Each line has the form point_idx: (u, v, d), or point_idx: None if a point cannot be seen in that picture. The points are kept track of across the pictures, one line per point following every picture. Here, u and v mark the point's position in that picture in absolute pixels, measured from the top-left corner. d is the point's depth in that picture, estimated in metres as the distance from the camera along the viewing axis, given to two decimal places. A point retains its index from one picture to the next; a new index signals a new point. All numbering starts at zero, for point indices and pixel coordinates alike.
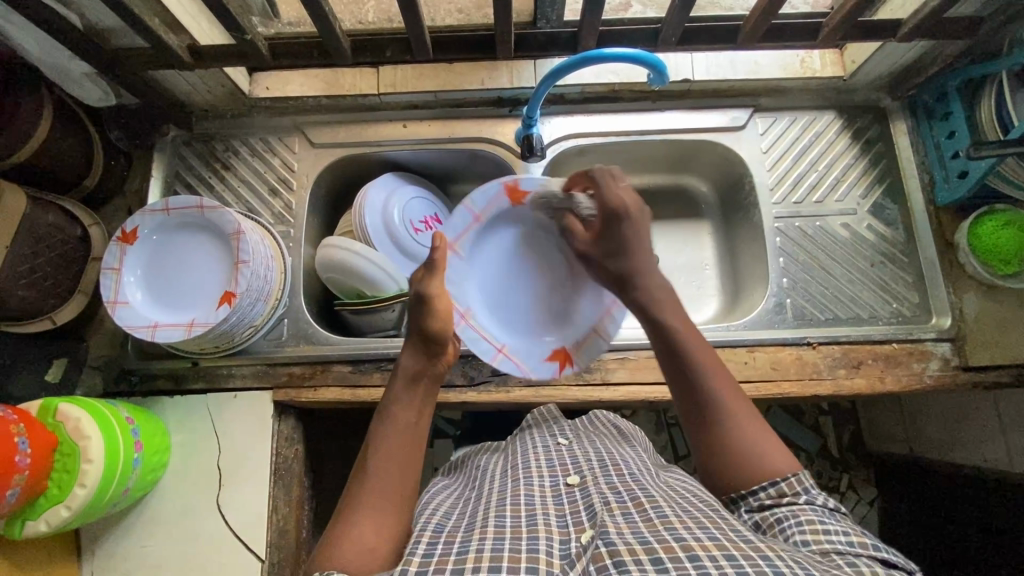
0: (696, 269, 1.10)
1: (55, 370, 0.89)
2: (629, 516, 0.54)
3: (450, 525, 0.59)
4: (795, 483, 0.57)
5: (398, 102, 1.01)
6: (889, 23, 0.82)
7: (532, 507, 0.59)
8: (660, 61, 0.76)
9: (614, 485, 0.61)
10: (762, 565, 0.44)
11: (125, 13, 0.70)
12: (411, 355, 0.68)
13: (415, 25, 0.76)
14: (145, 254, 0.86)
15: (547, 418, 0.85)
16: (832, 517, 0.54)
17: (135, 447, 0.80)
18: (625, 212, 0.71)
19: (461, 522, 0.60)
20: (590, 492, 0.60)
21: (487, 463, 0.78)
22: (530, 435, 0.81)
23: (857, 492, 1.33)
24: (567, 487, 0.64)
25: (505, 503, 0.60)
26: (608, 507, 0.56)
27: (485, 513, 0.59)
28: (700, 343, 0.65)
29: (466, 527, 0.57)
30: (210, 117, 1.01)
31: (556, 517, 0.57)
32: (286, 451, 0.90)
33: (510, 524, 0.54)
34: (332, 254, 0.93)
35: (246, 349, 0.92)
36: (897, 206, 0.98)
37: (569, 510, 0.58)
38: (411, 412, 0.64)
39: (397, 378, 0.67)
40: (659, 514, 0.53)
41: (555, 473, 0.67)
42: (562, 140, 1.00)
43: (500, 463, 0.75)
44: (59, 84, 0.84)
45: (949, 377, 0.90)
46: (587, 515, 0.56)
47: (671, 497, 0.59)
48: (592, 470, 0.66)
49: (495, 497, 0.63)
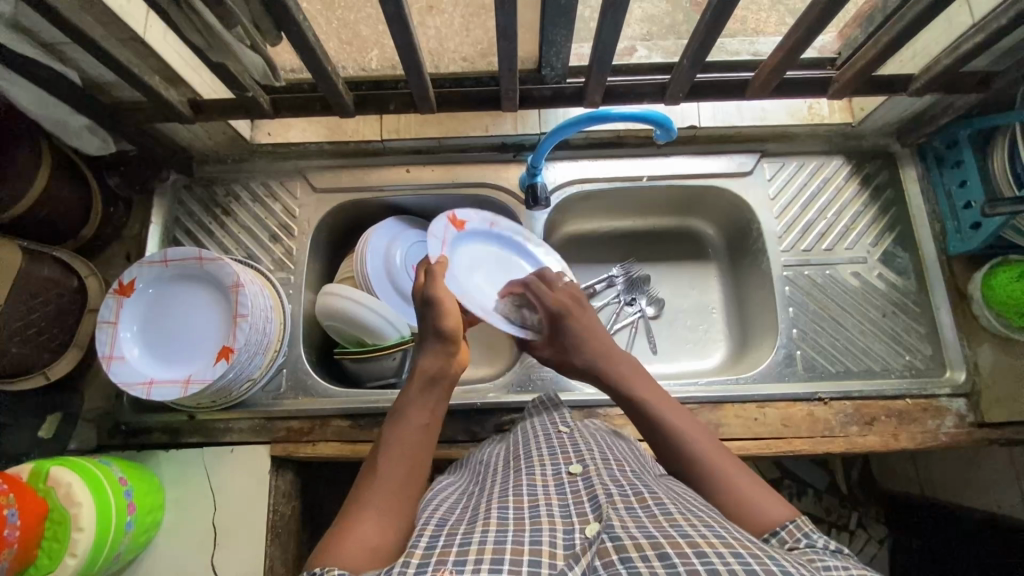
0: (703, 313, 1.07)
1: (48, 425, 0.88)
2: (634, 511, 0.49)
3: (454, 519, 0.53)
4: (794, 529, 0.51)
5: (401, 148, 1.00)
6: (900, 78, 0.81)
7: (535, 497, 0.52)
8: (666, 118, 0.78)
9: (616, 478, 0.55)
10: (772, 568, 0.40)
11: (127, 75, 0.69)
12: (429, 355, 0.68)
13: (420, 82, 0.75)
14: (141, 308, 0.84)
15: (550, 403, 0.76)
16: (833, 558, 0.48)
17: (128, 509, 0.78)
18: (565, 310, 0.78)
19: (464, 515, 0.53)
20: (593, 482, 0.53)
21: (490, 456, 0.69)
22: (530, 423, 0.72)
23: (867, 530, 1.22)
24: (569, 476, 0.56)
25: (506, 495, 0.54)
26: (612, 500, 0.50)
27: (487, 506, 0.52)
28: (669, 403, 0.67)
29: (468, 520, 0.51)
30: (211, 162, 1.00)
31: (558, 507, 0.51)
32: (283, 508, 0.88)
33: (513, 516, 0.49)
34: (336, 301, 0.91)
35: (243, 402, 0.90)
36: (908, 254, 0.96)
37: (573, 499, 0.52)
38: (423, 414, 0.64)
39: (413, 380, 0.67)
40: (663, 512, 0.48)
41: (556, 461, 0.59)
42: (566, 185, 0.99)
43: (502, 455, 0.66)
44: (58, 136, 0.82)
45: (964, 434, 0.88)
46: (591, 507, 0.50)
47: (675, 496, 0.53)
48: (595, 460, 0.58)
49: (496, 489, 0.56)
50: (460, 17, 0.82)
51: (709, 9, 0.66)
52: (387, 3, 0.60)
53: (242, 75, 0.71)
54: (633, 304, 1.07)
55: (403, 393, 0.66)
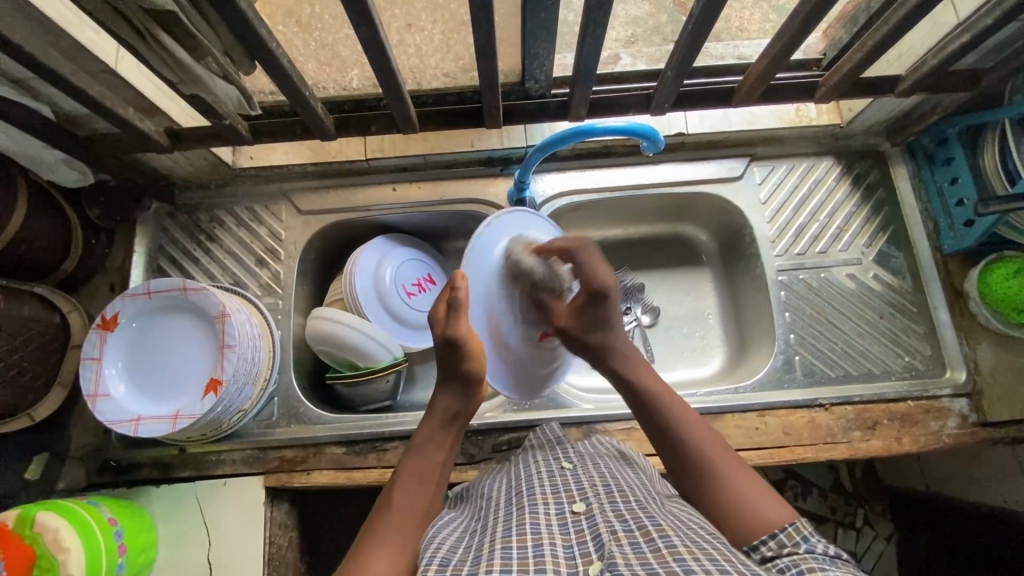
0: (700, 318, 1.06)
1: (35, 466, 0.87)
2: (638, 548, 0.47)
3: (457, 558, 0.51)
4: (794, 533, 0.52)
5: (387, 167, 0.98)
6: (885, 81, 0.81)
7: (537, 535, 0.50)
8: (652, 129, 0.77)
9: (620, 513, 0.53)
10: None
11: (100, 110, 0.67)
12: (448, 392, 0.67)
13: (401, 105, 0.74)
14: (125, 342, 0.82)
15: (552, 439, 0.73)
16: (833, 565, 0.48)
17: (118, 552, 0.75)
18: (606, 293, 0.73)
19: (467, 554, 0.51)
20: (595, 519, 0.52)
21: (493, 488, 0.67)
22: (533, 456, 0.70)
23: (873, 528, 1.18)
24: (573, 516, 0.54)
25: (509, 533, 0.52)
26: (615, 537, 0.49)
27: (490, 546, 0.51)
28: (678, 401, 0.66)
29: (472, 560, 0.49)
30: (194, 188, 0.98)
31: (562, 547, 0.49)
32: (280, 540, 0.87)
33: (517, 556, 0.48)
34: (329, 327, 0.88)
35: (235, 433, 0.88)
36: (902, 253, 0.95)
37: (576, 539, 0.50)
38: (439, 452, 0.64)
39: (430, 416, 0.67)
40: (667, 544, 0.47)
41: (560, 498, 0.57)
42: (555, 198, 0.98)
43: (505, 489, 0.64)
44: (32, 170, 0.81)
45: (968, 436, 0.87)
46: (594, 545, 0.49)
47: (678, 525, 0.52)
48: (597, 496, 0.56)
49: (500, 527, 0.54)
50: (440, 34, 0.85)
51: (692, 18, 0.64)
52: (361, 29, 0.58)
53: (218, 104, 0.69)
54: (628, 313, 1.04)
55: (422, 426, 0.66)
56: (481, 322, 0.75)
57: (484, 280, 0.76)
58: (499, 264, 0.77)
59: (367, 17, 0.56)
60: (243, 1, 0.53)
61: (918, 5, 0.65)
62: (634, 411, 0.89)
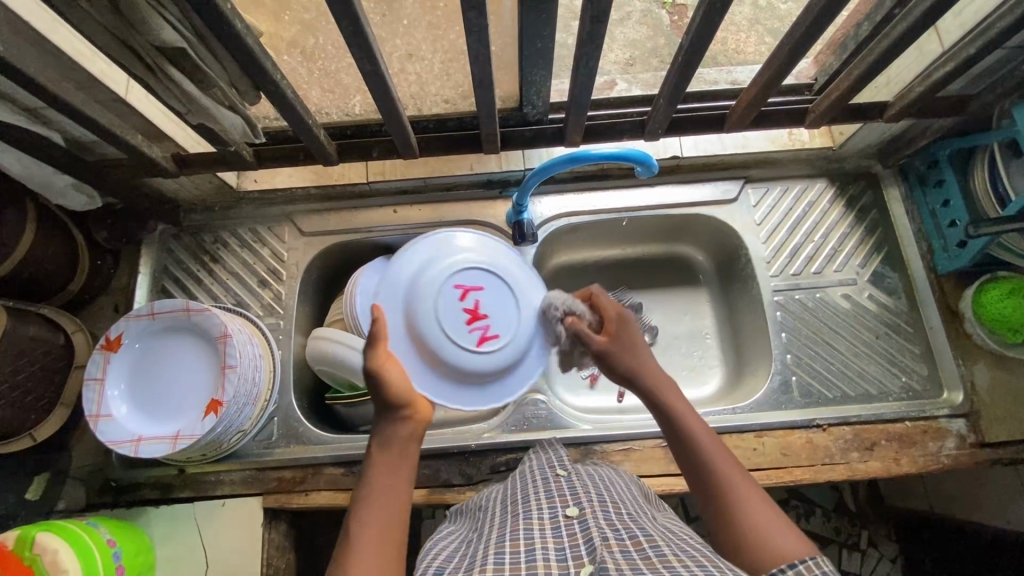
0: (697, 338, 1.07)
1: (36, 486, 0.88)
2: (628, 552, 0.47)
3: (453, 566, 0.51)
4: (812, 565, 0.47)
5: (387, 189, 1.00)
6: (874, 107, 0.83)
7: (530, 541, 0.51)
8: (644, 154, 0.78)
9: (613, 521, 0.53)
10: None
11: (110, 138, 0.69)
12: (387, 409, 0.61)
13: (400, 134, 0.76)
14: (128, 363, 0.83)
15: (551, 450, 0.73)
16: None
17: (117, 572, 0.75)
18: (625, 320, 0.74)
19: (462, 562, 0.52)
20: (588, 524, 0.52)
21: (490, 499, 0.67)
22: (529, 466, 0.71)
23: (878, 549, 1.18)
24: (566, 519, 0.54)
25: (504, 539, 0.52)
26: (607, 542, 0.49)
27: (485, 551, 0.51)
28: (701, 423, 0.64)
29: (466, 566, 0.49)
30: (199, 210, 1.00)
31: (554, 549, 0.49)
32: (277, 561, 0.86)
33: (509, 560, 0.48)
34: (328, 347, 0.89)
35: (234, 453, 0.89)
36: (897, 274, 0.96)
37: (568, 542, 0.50)
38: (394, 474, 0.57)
39: (376, 442, 0.60)
40: (657, 553, 0.47)
41: (554, 504, 0.57)
42: (553, 219, 1.00)
43: (502, 498, 0.65)
44: (43, 195, 0.83)
45: (967, 456, 0.87)
46: (586, 548, 0.48)
47: (670, 536, 0.52)
48: (590, 502, 0.56)
49: (495, 533, 0.55)
50: (440, 62, 0.90)
51: (683, 50, 0.67)
52: (363, 61, 0.60)
53: (224, 133, 0.72)
54: None
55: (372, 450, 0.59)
56: (401, 337, 0.78)
57: (404, 291, 0.80)
58: (422, 274, 0.80)
59: (367, 50, 0.58)
60: (250, 38, 0.55)
61: (901, 37, 0.67)
62: (631, 432, 0.89)
